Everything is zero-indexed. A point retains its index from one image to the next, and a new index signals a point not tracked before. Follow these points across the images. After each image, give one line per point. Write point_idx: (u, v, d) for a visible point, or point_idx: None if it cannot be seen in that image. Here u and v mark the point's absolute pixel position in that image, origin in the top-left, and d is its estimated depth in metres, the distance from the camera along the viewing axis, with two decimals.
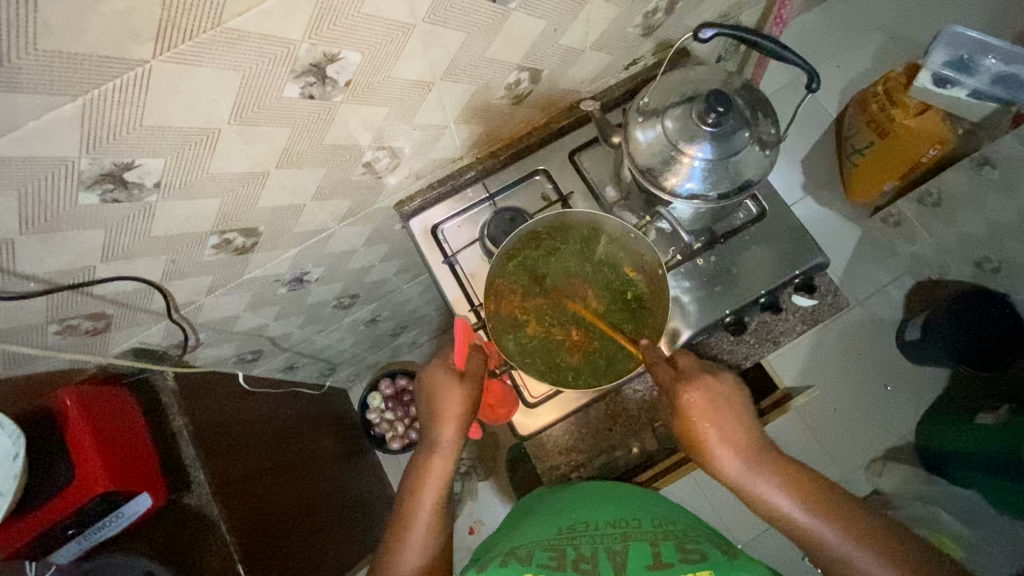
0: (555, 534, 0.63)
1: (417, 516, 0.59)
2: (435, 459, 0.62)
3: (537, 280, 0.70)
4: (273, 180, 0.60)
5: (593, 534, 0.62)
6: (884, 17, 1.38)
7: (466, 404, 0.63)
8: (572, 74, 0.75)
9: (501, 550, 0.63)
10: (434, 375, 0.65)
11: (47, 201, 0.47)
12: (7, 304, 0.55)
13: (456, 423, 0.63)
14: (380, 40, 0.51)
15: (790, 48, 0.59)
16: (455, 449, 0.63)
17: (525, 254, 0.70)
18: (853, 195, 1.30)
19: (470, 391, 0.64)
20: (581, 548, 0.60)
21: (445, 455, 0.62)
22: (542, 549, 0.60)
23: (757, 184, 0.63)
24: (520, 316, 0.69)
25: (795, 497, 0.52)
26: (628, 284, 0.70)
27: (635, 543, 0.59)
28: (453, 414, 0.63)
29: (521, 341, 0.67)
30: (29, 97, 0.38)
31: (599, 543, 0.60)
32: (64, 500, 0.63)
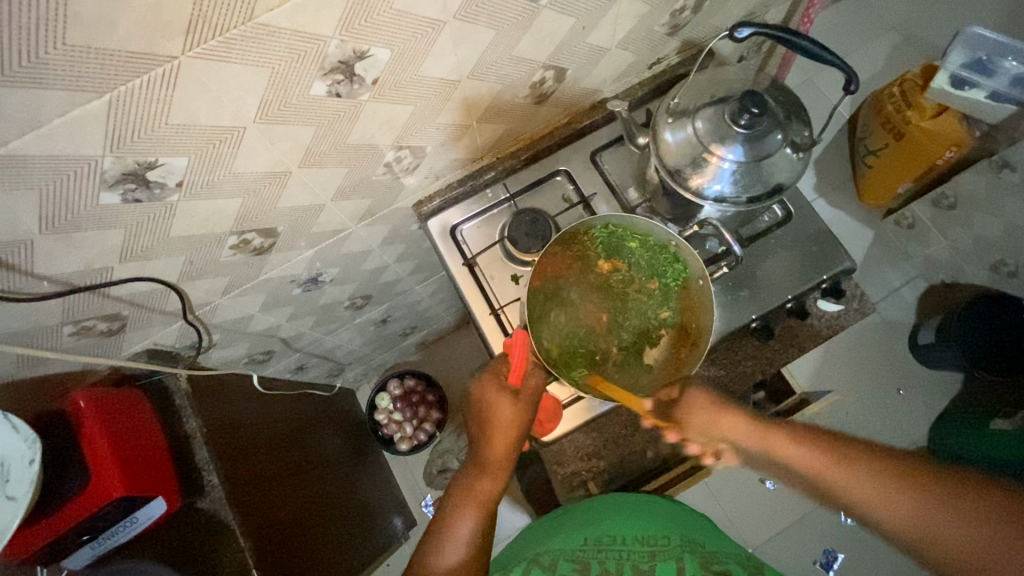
0: (581, 542, 0.64)
1: (458, 536, 0.59)
2: (481, 479, 0.64)
3: (572, 277, 0.69)
4: (295, 180, 0.59)
5: (618, 549, 0.62)
6: (901, 17, 1.36)
7: (518, 424, 0.65)
8: (597, 72, 0.73)
9: (530, 554, 0.65)
10: (486, 391, 0.66)
11: (69, 201, 0.45)
12: (22, 306, 0.54)
13: (506, 444, 0.65)
14: (411, 37, 0.49)
15: (827, 47, 0.58)
16: (502, 471, 0.65)
17: (563, 250, 0.68)
18: (864, 197, 1.28)
19: (524, 413, 0.65)
20: (606, 563, 0.61)
21: (493, 477, 0.64)
22: (568, 560, 0.62)
23: (788, 187, 0.62)
24: (553, 310, 0.67)
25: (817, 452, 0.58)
26: (660, 324, 0.69)
27: (660, 564, 0.60)
28: (504, 433, 0.65)
29: (552, 341, 0.66)
30: (53, 93, 0.37)
31: (624, 559, 0.61)
32: (78, 505, 0.62)
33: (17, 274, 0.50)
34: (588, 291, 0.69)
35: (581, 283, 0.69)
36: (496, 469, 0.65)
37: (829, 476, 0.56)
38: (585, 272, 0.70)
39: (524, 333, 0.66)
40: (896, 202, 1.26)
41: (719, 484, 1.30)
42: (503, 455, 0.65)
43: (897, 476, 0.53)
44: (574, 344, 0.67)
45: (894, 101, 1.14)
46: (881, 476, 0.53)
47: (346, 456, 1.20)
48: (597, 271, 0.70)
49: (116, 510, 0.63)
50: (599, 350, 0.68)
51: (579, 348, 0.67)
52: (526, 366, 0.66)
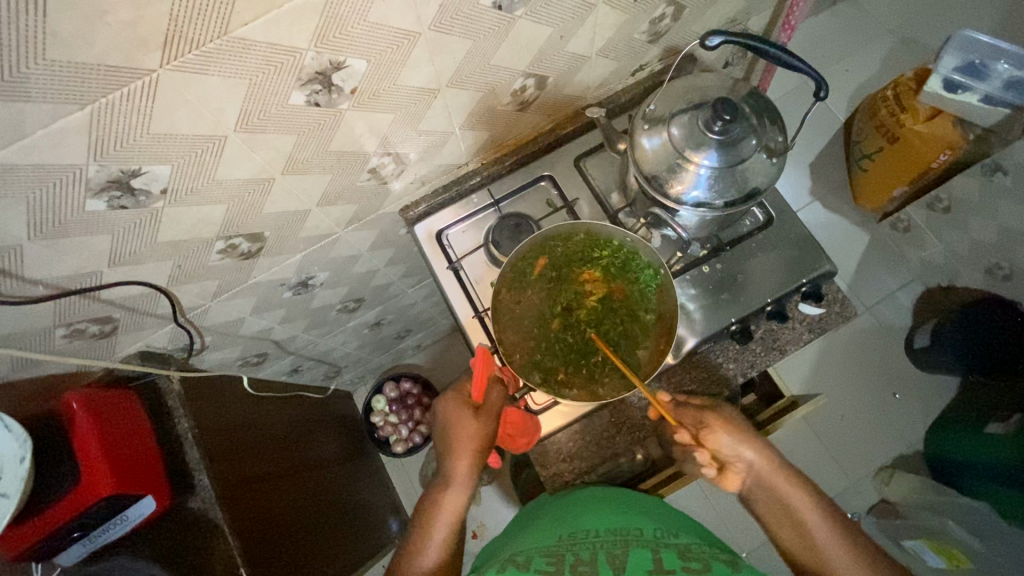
0: (555, 539, 0.63)
1: (426, 548, 0.60)
2: (444, 498, 0.64)
3: (545, 291, 0.70)
4: (279, 187, 0.60)
5: (593, 539, 0.61)
6: (894, 21, 1.36)
7: (481, 441, 0.66)
8: (579, 78, 0.74)
9: (501, 556, 0.63)
10: (452, 410, 0.68)
11: (56, 208, 0.47)
12: (15, 309, 0.56)
13: (469, 461, 0.65)
14: (386, 48, 0.51)
15: (797, 55, 0.59)
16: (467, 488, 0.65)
17: (526, 267, 0.70)
18: (860, 199, 1.30)
19: (487, 428, 0.67)
20: (580, 553, 0.60)
21: (457, 490, 0.64)
22: (541, 555, 0.60)
23: (764, 192, 0.63)
24: (550, 275, 0.71)
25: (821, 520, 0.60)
26: (644, 339, 0.68)
27: (635, 550, 0.59)
28: (467, 450, 0.65)
29: (529, 355, 0.68)
30: (36, 106, 0.39)
31: (599, 547, 0.60)
32: (69, 503, 0.63)
33: (9, 279, 0.52)
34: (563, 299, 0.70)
35: (586, 269, 0.70)
36: (461, 486, 0.65)
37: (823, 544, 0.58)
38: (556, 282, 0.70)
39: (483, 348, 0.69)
40: (892, 205, 1.26)
41: (711, 486, 1.31)
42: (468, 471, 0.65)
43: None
44: (552, 353, 0.69)
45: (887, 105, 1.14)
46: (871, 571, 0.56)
47: (341, 458, 1.22)
48: (568, 277, 0.70)
49: (106, 508, 0.65)
50: (580, 352, 0.68)
51: (556, 355, 0.68)
52: (486, 381, 0.69)
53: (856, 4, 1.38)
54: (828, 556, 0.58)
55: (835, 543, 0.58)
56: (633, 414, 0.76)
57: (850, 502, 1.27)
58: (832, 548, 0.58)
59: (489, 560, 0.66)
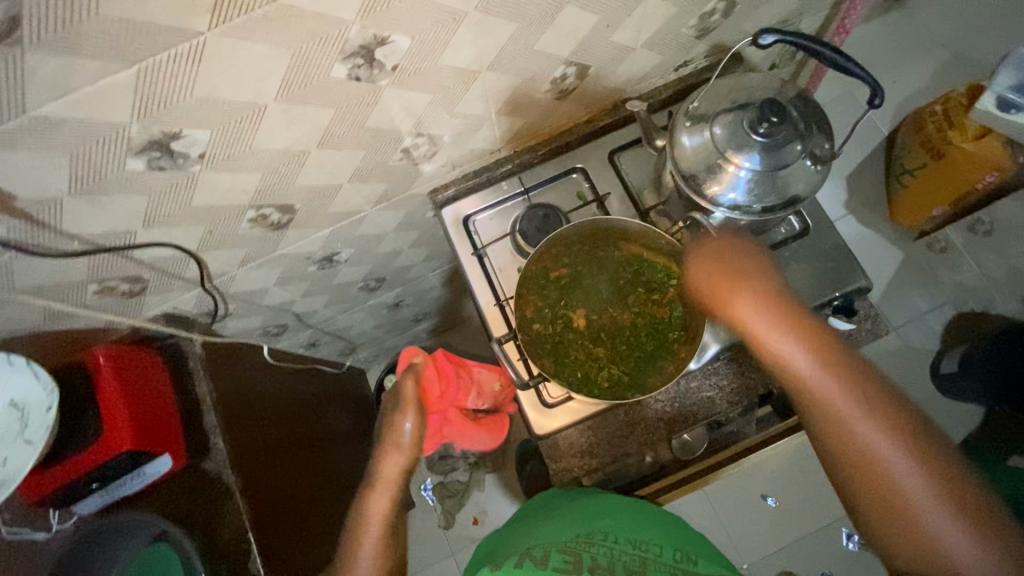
0: (572, 536, 0.64)
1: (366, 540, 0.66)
2: (373, 497, 0.69)
3: (573, 290, 0.70)
4: (314, 160, 0.60)
5: (611, 547, 0.63)
6: (950, 32, 1.31)
7: (407, 441, 0.72)
8: (620, 71, 0.73)
9: (516, 549, 0.65)
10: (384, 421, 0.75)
11: (97, 164, 0.48)
12: (51, 262, 0.57)
13: (394, 460, 0.71)
14: (431, 25, 0.50)
15: (854, 59, 0.57)
16: (392, 487, 0.70)
17: (553, 265, 0.70)
18: (897, 216, 1.24)
19: (412, 427, 0.73)
20: (598, 557, 0.61)
21: (382, 490, 0.69)
22: (559, 551, 0.62)
23: (804, 200, 0.61)
24: (585, 277, 0.70)
25: (885, 428, 0.51)
26: (670, 352, 0.67)
27: (653, 570, 0.60)
28: (393, 449, 0.72)
29: (553, 353, 0.68)
30: (87, 61, 0.39)
31: (617, 557, 0.61)
32: (90, 455, 0.65)
33: (47, 231, 0.53)
34: (593, 300, 0.70)
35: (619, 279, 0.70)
36: (387, 484, 0.70)
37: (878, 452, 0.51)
38: (582, 283, 0.70)
39: (443, 349, 0.84)
40: (930, 224, 1.22)
41: (717, 494, 1.29)
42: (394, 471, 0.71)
43: (948, 486, 0.49)
44: (575, 354, 0.68)
45: (934, 120, 1.10)
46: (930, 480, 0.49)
47: (351, 434, 1.23)
48: (591, 283, 0.70)
49: (123, 463, 0.66)
50: (606, 353, 0.68)
51: (580, 355, 0.68)
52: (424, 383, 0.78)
53: (912, 13, 1.33)
54: (884, 457, 0.51)
55: (894, 449, 0.51)
56: (648, 416, 0.75)
57: None
58: (896, 460, 0.50)
59: (503, 549, 0.68)
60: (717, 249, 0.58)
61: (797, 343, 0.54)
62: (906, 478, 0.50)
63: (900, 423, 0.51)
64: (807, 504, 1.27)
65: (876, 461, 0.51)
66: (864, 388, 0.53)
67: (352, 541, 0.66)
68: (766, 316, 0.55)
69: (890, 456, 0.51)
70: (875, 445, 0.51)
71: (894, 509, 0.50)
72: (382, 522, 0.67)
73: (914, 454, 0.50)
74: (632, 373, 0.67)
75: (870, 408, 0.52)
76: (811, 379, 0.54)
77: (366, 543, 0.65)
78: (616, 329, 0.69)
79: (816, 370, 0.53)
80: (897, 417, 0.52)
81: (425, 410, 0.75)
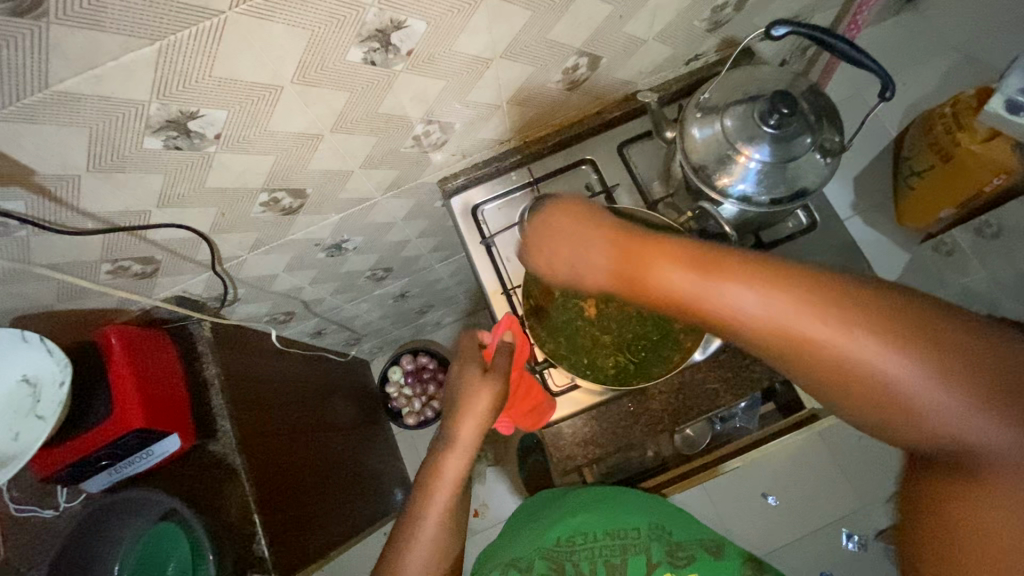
0: (555, 541, 0.67)
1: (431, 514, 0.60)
2: (448, 464, 0.63)
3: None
4: (327, 144, 0.61)
5: (593, 547, 0.66)
6: (962, 34, 1.30)
7: (490, 404, 0.65)
8: (631, 63, 0.73)
9: (502, 560, 0.68)
10: (461, 375, 0.67)
11: (115, 141, 0.48)
12: (67, 240, 0.58)
13: (475, 424, 0.65)
14: (447, 11, 0.51)
15: (866, 52, 0.57)
16: (470, 451, 0.64)
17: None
18: (904, 218, 1.24)
19: (497, 390, 0.65)
20: (580, 561, 0.64)
21: (458, 457, 0.63)
22: (542, 560, 0.65)
23: (813, 192, 0.61)
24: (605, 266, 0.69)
25: (791, 298, 0.39)
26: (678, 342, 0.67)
27: (633, 556, 0.64)
28: (476, 413, 0.65)
29: (562, 337, 0.69)
30: (111, 37, 0.40)
31: (598, 554, 0.65)
32: (100, 432, 0.65)
33: (64, 209, 0.54)
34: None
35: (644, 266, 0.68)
36: (466, 449, 0.64)
37: (806, 332, 0.39)
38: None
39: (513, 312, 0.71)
40: (937, 226, 1.22)
41: (718, 492, 1.29)
42: (473, 433, 0.65)
43: (886, 331, 0.37)
44: (584, 341, 0.69)
45: (944, 121, 1.10)
46: (869, 334, 0.37)
47: (354, 423, 1.24)
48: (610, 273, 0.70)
49: (133, 441, 0.67)
50: (615, 341, 0.69)
51: (590, 342, 0.69)
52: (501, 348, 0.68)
53: (923, 14, 1.32)
54: (810, 335, 0.39)
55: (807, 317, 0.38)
56: (653, 406, 0.75)
57: (859, 524, 1.24)
58: (815, 329, 0.38)
59: (492, 553, 0.71)
60: (578, 219, 0.53)
61: (658, 254, 0.45)
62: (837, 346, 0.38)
63: (801, 289, 0.39)
64: (808, 503, 1.27)
65: (769, 318, 0.40)
66: (736, 255, 0.42)
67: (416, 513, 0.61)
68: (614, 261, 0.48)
69: (801, 324, 0.38)
70: (786, 320, 0.39)
71: (879, 402, 0.38)
72: (452, 490, 0.62)
73: (838, 315, 0.38)
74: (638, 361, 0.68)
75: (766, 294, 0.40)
76: (672, 281, 0.44)
77: (430, 513, 0.60)
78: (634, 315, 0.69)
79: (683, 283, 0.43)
80: (777, 278, 0.40)
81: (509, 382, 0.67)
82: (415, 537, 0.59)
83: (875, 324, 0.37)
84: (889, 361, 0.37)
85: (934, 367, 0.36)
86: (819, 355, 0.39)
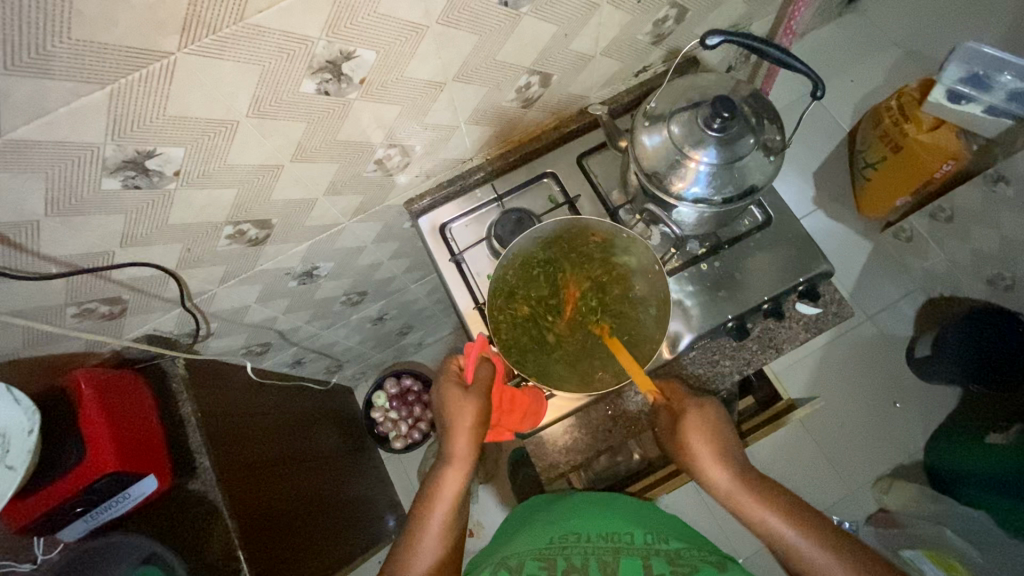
0: (546, 543, 0.66)
1: (432, 520, 0.60)
2: (448, 474, 0.63)
3: (579, 285, 0.72)
4: (288, 174, 0.62)
5: (585, 547, 0.64)
6: (900, 31, 1.37)
7: (477, 413, 0.64)
8: (583, 78, 0.76)
9: (494, 560, 0.66)
10: (444, 393, 0.67)
11: (72, 185, 0.49)
12: (29, 285, 0.57)
13: (468, 437, 0.64)
14: (395, 39, 0.53)
15: (796, 55, 0.60)
16: (468, 464, 0.64)
17: (570, 259, 0.73)
18: (864, 209, 1.28)
19: (480, 401, 0.65)
20: (572, 558, 0.62)
21: (458, 468, 0.63)
22: (534, 559, 0.63)
23: (761, 189, 0.64)
24: (572, 275, 0.73)
25: (791, 521, 0.55)
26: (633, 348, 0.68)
27: (626, 558, 0.62)
28: (465, 426, 0.64)
29: (515, 319, 0.70)
30: (60, 84, 0.41)
31: (591, 553, 0.63)
32: (74, 478, 0.64)
33: (24, 254, 0.54)
34: (595, 299, 0.72)
35: (606, 278, 0.72)
36: (462, 459, 0.64)
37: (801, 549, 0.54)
38: (592, 278, 0.73)
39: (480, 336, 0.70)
40: (893, 214, 1.27)
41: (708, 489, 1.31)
42: (468, 447, 0.64)
43: (864, 568, 0.51)
44: (530, 332, 0.70)
45: (890, 115, 1.15)
46: (849, 563, 0.51)
47: (340, 451, 1.22)
48: (573, 281, 0.73)
49: (108, 485, 0.66)
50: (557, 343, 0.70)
51: (531, 334, 0.70)
52: (477, 365, 0.68)
53: (863, 15, 1.39)
54: (805, 552, 0.53)
55: (802, 535, 0.54)
56: (629, 409, 0.76)
57: (849, 511, 1.26)
58: (809, 546, 0.53)
59: (485, 559, 0.69)
60: (702, 428, 0.63)
61: (714, 452, 0.62)
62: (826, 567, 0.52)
63: None
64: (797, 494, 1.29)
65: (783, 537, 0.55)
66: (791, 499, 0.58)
67: (416, 519, 0.61)
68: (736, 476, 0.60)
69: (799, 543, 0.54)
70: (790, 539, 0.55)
71: None
72: (452, 502, 0.62)
73: (821, 541, 0.53)
74: (569, 370, 0.68)
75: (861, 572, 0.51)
76: (775, 526, 0.56)
77: (433, 519, 0.60)
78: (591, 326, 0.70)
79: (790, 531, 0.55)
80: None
81: (490, 397, 0.66)
82: (418, 538, 0.59)
83: (856, 563, 0.51)
84: None
85: None
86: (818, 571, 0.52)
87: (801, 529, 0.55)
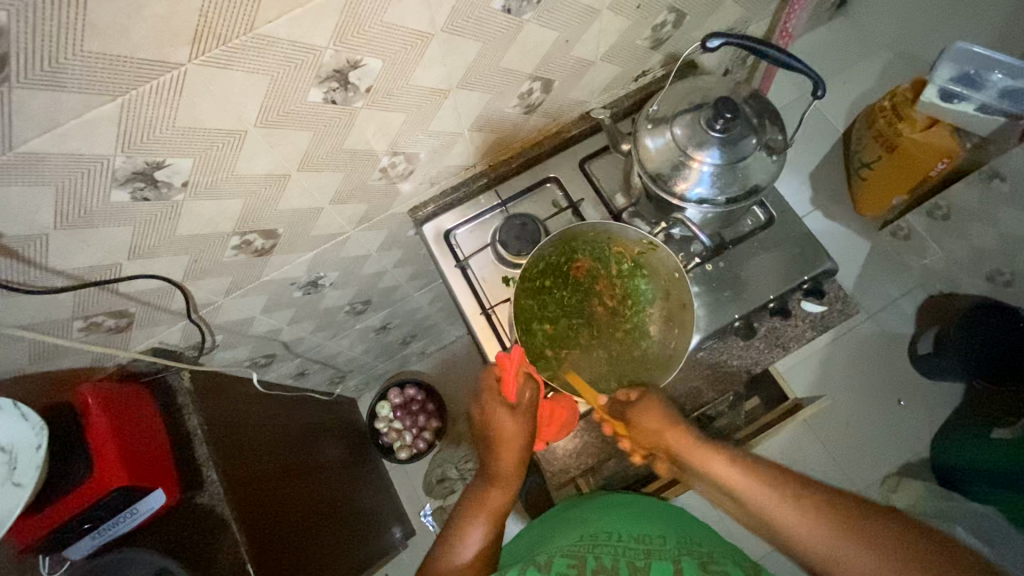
0: (576, 544, 0.64)
1: (474, 533, 0.60)
2: (492, 492, 0.65)
3: (604, 290, 0.72)
4: (295, 183, 0.62)
5: (614, 546, 0.63)
6: (890, 33, 1.39)
7: (522, 432, 0.66)
8: (584, 83, 0.77)
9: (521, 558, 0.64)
10: (490, 410, 0.68)
11: (81, 198, 0.49)
12: (35, 299, 0.57)
13: (513, 456, 0.66)
14: (401, 48, 0.53)
15: (795, 55, 0.61)
16: (511, 483, 0.66)
17: (598, 266, 0.72)
18: (863, 210, 1.30)
19: (525, 423, 0.67)
20: (601, 558, 0.61)
21: (501, 486, 0.65)
22: (562, 556, 0.61)
23: (765, 189, 0.64)
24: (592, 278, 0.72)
25: (751, 480, 0.54)
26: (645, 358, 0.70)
27: (657, 560, 0.61)
28: (511, 444, 0.66)
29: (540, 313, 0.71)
30: (73, 96, 0.41)
31: (620, 555, 0.62)
32: (82, 493, 0.64)
33: (31, 268, 0.54)
34: (609, 304, 0.72)
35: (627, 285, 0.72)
36: (506, 478, 0.65)
37: (761, 506, 0.53)
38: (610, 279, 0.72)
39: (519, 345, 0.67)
40: (892, 213, 1.28)
41: None
42: (514, 466, 0.66)
43: (812, 504, 0.50)
44: (546, 325, 0.71)
45: (884, 114, 1.16)
46: (793, 502, 0.51)
47: (345, 462, 1.21)
48: (594, 285, 0.72)
49: (117, 500, 0.65)
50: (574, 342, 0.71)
51: (545, 326, 0.71)
52: (517, 380, 0.67)
53: (853, 18, 1.41)
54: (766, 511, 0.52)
55: (759, 494, 0.53)
56: None
57: None
58: (761, 497, 0.53)
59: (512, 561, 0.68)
60: (657, 411, 0.65)
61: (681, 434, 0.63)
62: (787, 526, 0.50)
63: (840, 517, 0.48)
64: None
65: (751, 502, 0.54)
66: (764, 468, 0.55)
67: (456, 531, 0.61)
68: (723, 468, 0.57)
69: (758, 503, 0.53)
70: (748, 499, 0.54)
71: None
72: (495, 518, 0.63)
73: (778, 496, 0.52)
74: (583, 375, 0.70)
75: (841, 532, 0.47)
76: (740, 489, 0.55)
77: (474, 535, 0.60)
78: (606, 334, 0.72)
79: (762, 500, 0.52)
80: (830, 515, 0.48)
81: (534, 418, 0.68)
82: (457, 548, 0.59)
83: (805, 505, 0.50)
84: (816, 533, 0.48)
85: (863, 548, 0.45)
86: (779, 528, 0.51)
87: (757, 488, 0.53)
